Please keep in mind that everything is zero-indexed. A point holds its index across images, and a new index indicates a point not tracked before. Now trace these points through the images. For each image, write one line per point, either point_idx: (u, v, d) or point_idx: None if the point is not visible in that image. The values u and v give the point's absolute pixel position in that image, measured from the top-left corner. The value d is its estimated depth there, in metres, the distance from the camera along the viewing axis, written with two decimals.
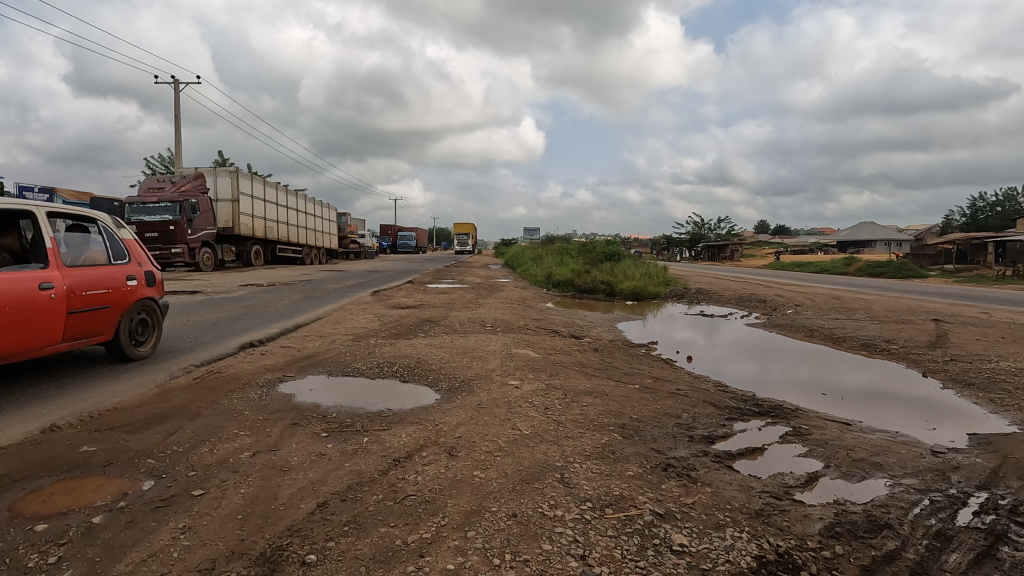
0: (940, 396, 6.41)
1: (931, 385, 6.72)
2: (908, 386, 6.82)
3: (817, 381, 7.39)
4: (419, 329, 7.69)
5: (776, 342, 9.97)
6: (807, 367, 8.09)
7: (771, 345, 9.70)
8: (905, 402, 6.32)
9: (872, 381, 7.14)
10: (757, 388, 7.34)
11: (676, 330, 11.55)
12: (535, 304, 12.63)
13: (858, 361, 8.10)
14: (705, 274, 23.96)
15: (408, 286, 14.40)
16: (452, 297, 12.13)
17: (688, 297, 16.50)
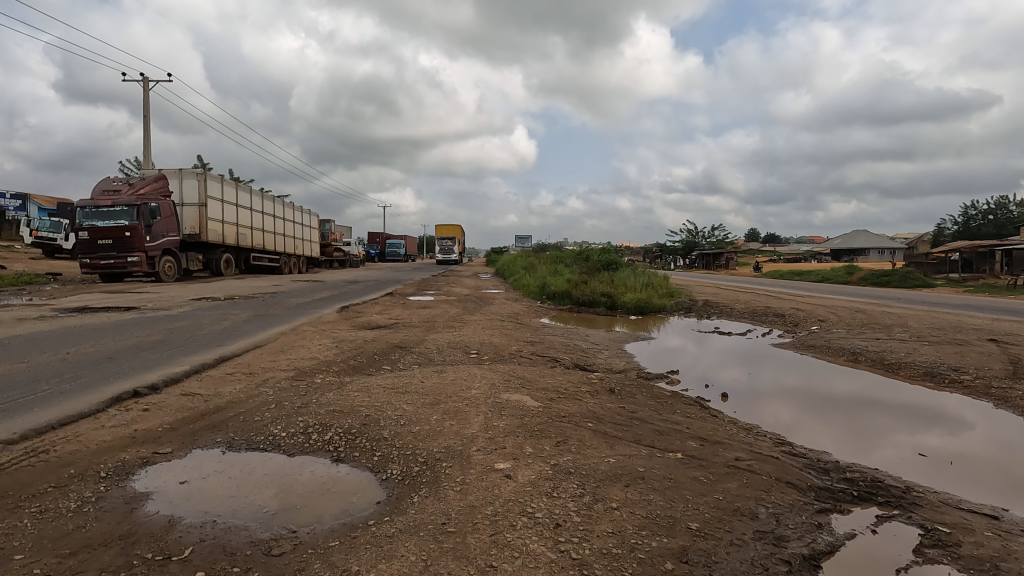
0: (933, 409, 6.35)
1: (918, 397, 6.65)
2: (897, 396, 6.77)
3: (805, 390, 7.27)
4: (385, 360, 6.12)
5: (765, 349, 9.81)
6: (798, 376, 7.90)
7: (761, 352, 9.52)
8: (892, 416, 6.26)
9: (861, 392, 7.02)
10: (747, 397, 7.16)
11: (666, 337, 11.17)
12: (529, 321, 11.07)
13: (846, 369, 8.01)
14: (707, 284, 22.65)
15: (386, 299, 12.81)
16: (434, 315, 10.54)
17: (697, 311, 14.96)
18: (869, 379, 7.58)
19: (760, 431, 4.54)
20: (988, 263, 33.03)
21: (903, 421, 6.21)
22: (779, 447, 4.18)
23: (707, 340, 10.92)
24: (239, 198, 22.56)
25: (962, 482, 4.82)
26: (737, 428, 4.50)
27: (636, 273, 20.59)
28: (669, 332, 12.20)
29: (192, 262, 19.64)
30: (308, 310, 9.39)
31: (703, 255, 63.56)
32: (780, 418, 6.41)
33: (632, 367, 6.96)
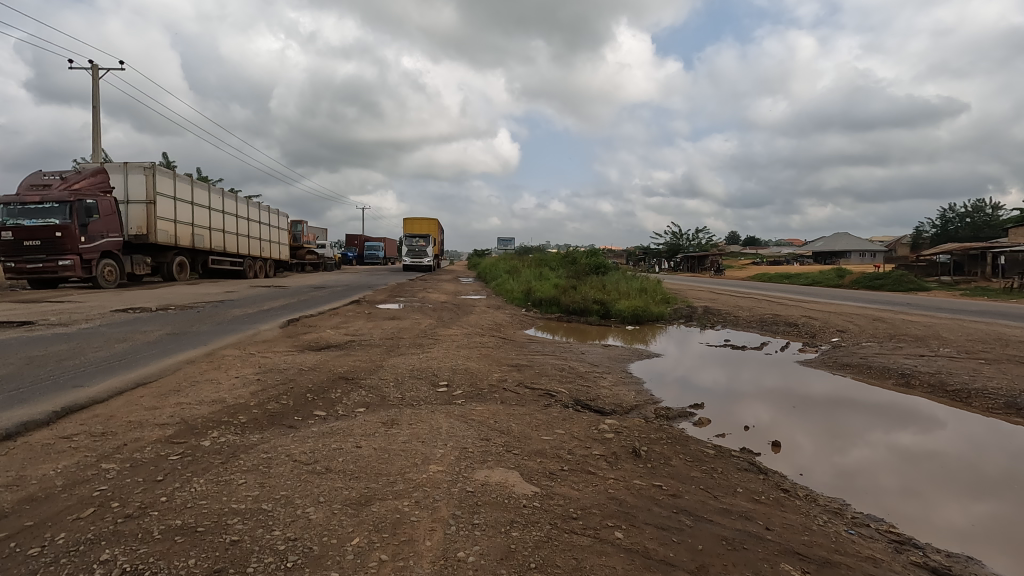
0: (907, 408, 6.30)
1: (893, 394, 6.68)
2: (872, 395, 6.77)
3: (783, 390, 7.28)
4: (319, 402, 4.49)
5: (744, 352, 9.82)
6: (776, 376, 7.85)
7: (740, 354, 9.54)
8: (868, 414, 6.28)
9: (837, 391, 7.04)
10: (727, 396, 7.13)
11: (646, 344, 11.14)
12: (513, 335, 9.53)
13: (823, 372, 7.94)
14: (703, 289, 21.17)
15: (350, 309, 11.14)
16: (401, 329, 8.95)
17: (698, 319, 13.54)
18: (844, 377, 7.62)
19: (861, 520, 3.07)
20: (980, 267, 32.48)
21: (880, 418, 6.21)
22: (906, 558, 2.69)
23: (687, 344, 10.91)
24: (196, 195, 20.63)
25: (936, 489, 4.74)
26: (829, 517, 2.99)
27: (628, 278, 19.01)
28: (672, 345, 10.76)
29: (138, 266, 17.71)
30: (245, 324, 7.73)
31: (688, 257, 62.76)
32: (756, 420, 6.29)
33: (645, 402, 5.44)
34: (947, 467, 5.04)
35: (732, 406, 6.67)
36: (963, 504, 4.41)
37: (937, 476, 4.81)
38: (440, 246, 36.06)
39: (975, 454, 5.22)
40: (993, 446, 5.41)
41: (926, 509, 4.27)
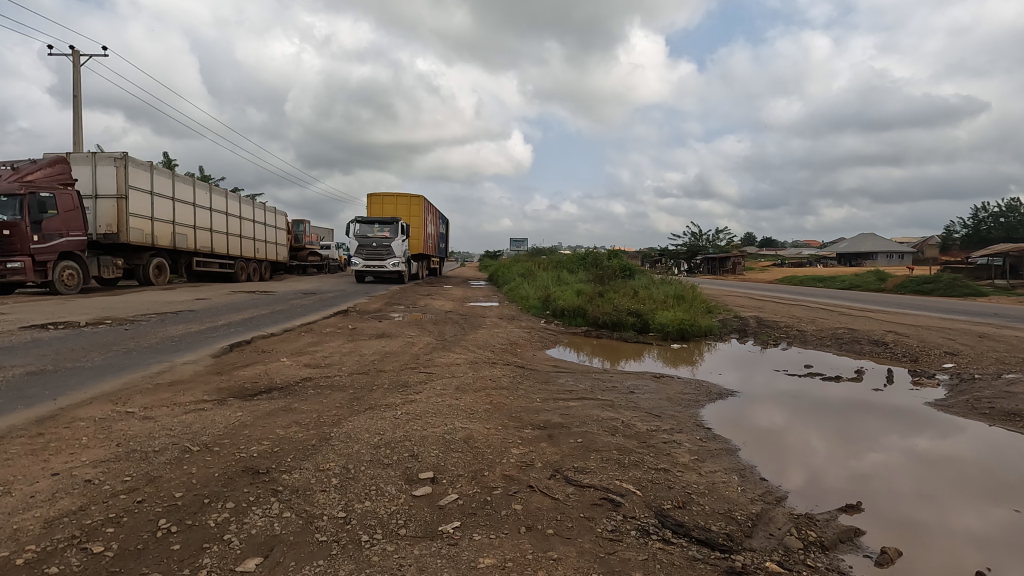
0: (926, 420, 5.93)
1: (911, 402, 6.40)
2: (891, 403, 6.50)
3: (797, 393, 7.11)
4: (175, 543, 2.31)
5: (770, 357, 9.54)
6: (793, 382, 7.67)
7: (763, 359, 9.34)
8: (881, 417, 6.03)
9: (853, 397, 6.80)
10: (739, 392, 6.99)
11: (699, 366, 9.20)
12: (533, 361, 7.26)
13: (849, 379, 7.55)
14: (742, 294, 18.85)
15: (331, 323, 9.02)
16: (386, 355, 6.75)
17: (754, 335, 11.19)
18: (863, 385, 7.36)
19: None
20: None
21: (893, 421, 5.94)
22: None
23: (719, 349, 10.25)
24: (178, 190, 18.62)
25: (950, 490, 4.35)
26: None
27: (661, 284, 16.59)
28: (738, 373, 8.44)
29: (107, 269, 15.78)
30: (165, 351, 5.58)
31: (708, 259, 60.09)
32: (766, 418, 6.00)
33: (772, 513, 3.18)
34: (963, 472, 4.65)
35: (742, 402, 6.39)
36: (977, 508, 4.01)
37: (951, 481, 4.42)
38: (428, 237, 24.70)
39: (991, 457, 4.89)
40: (1013, 451, 5.05)
41: (929, 505, 3.97)
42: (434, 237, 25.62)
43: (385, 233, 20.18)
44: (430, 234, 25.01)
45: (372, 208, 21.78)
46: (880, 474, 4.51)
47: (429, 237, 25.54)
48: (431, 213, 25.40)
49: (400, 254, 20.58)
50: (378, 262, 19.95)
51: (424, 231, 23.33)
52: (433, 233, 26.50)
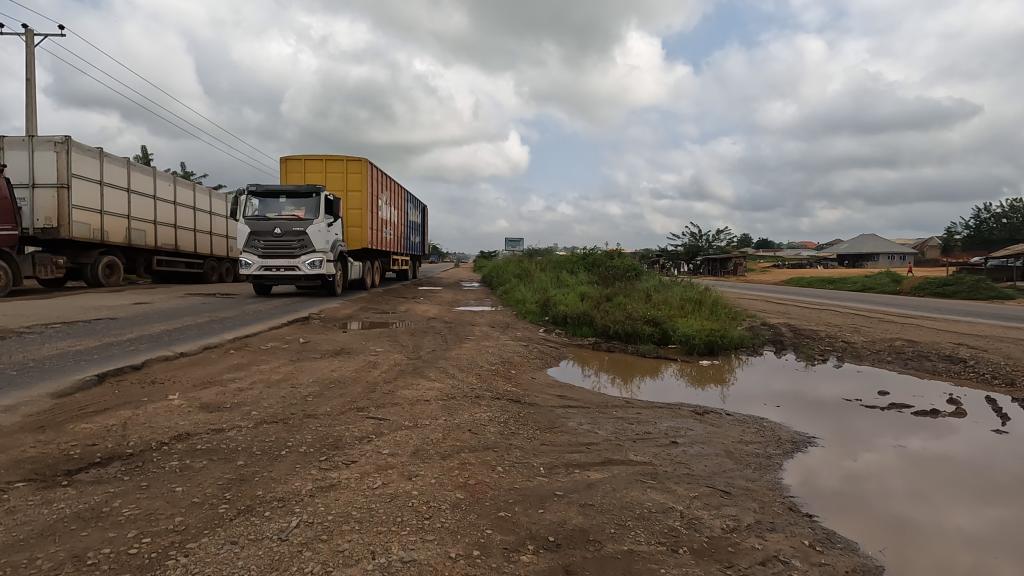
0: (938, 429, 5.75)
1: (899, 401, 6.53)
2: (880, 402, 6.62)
3: (790, 393, 7.16)
4: None
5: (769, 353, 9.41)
6: (786, 381, 7.66)
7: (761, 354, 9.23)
8: (872, 417, 6.11)
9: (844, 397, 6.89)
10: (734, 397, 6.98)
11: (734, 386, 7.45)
12: (532, 392, 5.43)
13: (838, 384, 7.52)
14: (760, 298, 17.12)
15: (280, 337, 7.22)
16: (331, 384, 4.92)
17: (794, 348, 9.41)
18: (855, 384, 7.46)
19: None
20: None
21: (882, 421, 6.02)
22: None
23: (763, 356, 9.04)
24: (135, 181, 16.73)
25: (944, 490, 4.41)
26: None
27: (674, 287, 14.73)
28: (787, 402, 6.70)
29: (45, 268, 13.89)
30: None
31: (710, 260, 58.42)
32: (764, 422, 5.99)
33: None
34: (955, 472, 4.74)
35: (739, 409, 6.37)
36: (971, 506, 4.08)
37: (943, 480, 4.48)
38: (384, 223, 17.28)
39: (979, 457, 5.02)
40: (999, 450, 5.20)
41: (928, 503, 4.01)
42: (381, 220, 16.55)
43: (300, 211, 12.62)
44: (387, 219, 17.56)
45: (286, 176, 14.45)
46: (877, 475, 4.52)
47: (387, 223, 17.88)
48: (390, 189, 17.96)
49: (325, 247, 13.04)
50: (283, 258, 12.26)
51: (372, 213, 15.96)
52: (394, 218, 18.71)
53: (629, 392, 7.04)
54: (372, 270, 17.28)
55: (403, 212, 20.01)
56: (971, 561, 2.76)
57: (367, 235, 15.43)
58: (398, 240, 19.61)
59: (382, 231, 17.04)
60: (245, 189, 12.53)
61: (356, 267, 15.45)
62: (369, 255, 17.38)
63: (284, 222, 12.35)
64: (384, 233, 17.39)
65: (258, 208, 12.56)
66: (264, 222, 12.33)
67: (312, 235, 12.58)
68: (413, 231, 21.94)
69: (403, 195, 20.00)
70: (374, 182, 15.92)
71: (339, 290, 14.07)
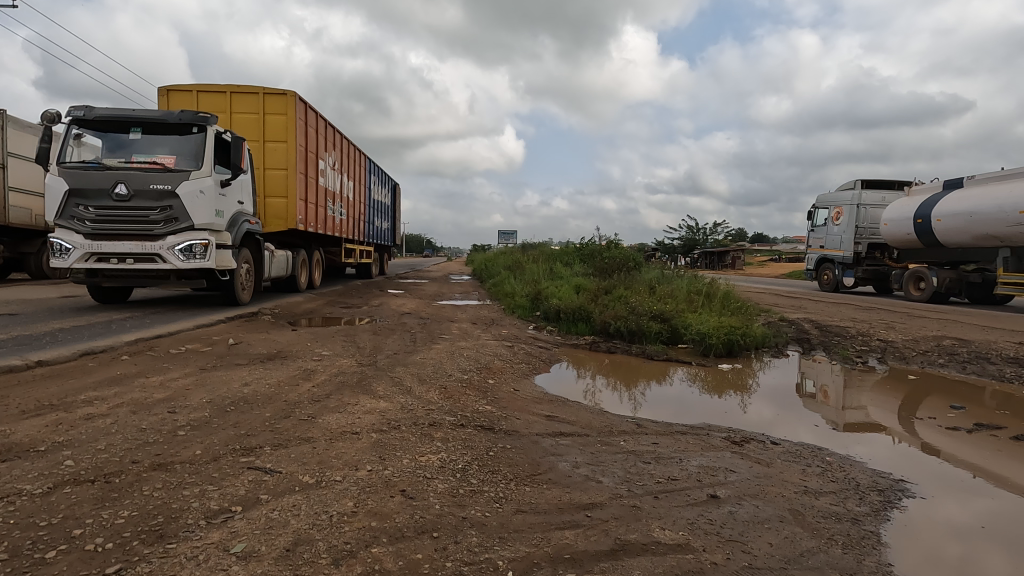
0: (886, 400, 5.50)
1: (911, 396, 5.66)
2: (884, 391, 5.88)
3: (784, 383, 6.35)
4: None
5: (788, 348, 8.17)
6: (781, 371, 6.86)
7: (779, 348, 8.04)
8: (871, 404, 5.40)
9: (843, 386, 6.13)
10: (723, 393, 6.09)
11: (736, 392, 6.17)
12: (511, 412, 4.09)
13: (821, 372, 6.82)
14: (771, 291, 15.82)
15: (205, 338, 5.84)
16: (230, 407, 3.53)
17: (824, 347, 8.07)
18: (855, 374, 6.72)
19: None
20: None
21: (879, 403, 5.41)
22: None
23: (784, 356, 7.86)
24: None
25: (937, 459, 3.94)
26: None
27: (676, 279, 13.42)
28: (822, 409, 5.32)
29: None
30: None
31: (707, 254, 57.20)
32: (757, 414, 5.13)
33: None
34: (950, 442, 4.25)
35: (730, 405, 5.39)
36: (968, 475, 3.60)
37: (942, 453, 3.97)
38: (329, 198, 12.42)
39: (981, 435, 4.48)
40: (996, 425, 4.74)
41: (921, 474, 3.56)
42: (320, 192, 11.66)
43: (168, 156, 7.48)
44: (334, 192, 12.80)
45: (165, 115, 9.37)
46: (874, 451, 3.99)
47: (334, 199, 13.10)
48: (339, 152, 13.25)
49: (218, 223, 7.94)
50: (133, 238, 7.16)
51: (309, 180, 11.12)
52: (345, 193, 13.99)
53: (635, 401, 5.63)
54: (310, 265, 12.27)
55: (360, 188, 15.50)
56: (960, 555, 2.45)
57: (299, 210, 10.54)
58: (354, 225, 15.01)
59: (326, 210, 12.27)
60: (71, 116, 7.34)
61: (279, 262, 10.53)
62: (308, 243, 12.54)
63: (135, 174, 7.17)
64: (330, 212, 12.54)
65: (96, 148, 7.41)
66: (98, 173, 7.13)
67: (186, 199, 7.38)
68: (377, 214, 18.04)
69: (360, 167, 15.48)
70: (312, 134, 11.17)
71: (244, 297, 8.79)
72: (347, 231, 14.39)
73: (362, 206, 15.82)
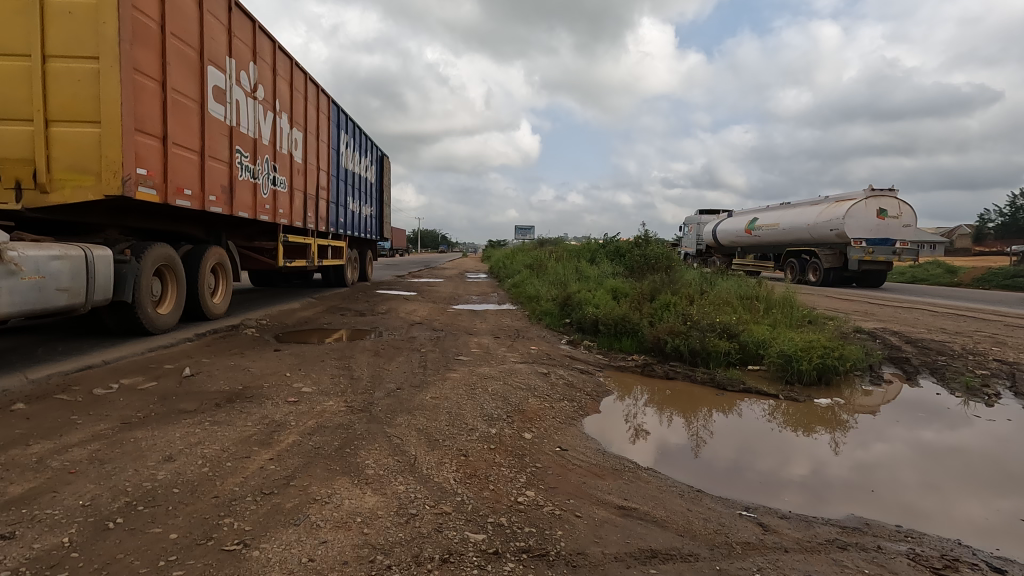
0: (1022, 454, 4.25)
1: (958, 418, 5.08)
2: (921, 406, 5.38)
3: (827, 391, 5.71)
4: None
5: (884, 371, 6.63)
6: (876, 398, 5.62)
7: (871, 369, 6.53)
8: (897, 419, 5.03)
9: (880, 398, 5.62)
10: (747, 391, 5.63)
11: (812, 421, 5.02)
12: (565, 507, 2.72)
13: (934, 408, 5.37)
14: (826, 294, 14.13)
15: (155, 366, 4.51)
16: (114, 519, 2.16)
17: (933, 371, 6.48)
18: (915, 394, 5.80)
19: None
20: None
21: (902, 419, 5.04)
22: None
23: (888, 378, 6.38)
24: None
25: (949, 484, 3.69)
26: None
27: (723, 281, 11.83)
28: (959, 465, 3.97)
29: None
30: None
31: None
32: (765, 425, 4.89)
33: None
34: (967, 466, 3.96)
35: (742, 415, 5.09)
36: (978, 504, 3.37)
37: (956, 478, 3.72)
38: (233, 138, 7.37)
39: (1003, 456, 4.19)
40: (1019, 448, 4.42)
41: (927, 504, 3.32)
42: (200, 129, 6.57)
43: None
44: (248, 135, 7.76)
45: None
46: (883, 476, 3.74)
47: (251, 148, 8.11)
48: (261, 70, 8.18)
49: None
50: None
51: (176, 96, 6.09)
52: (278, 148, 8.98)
53: (699, 440, 4.34)
54: (174, 271, 6.42)
55: (313, 142, 10.51)
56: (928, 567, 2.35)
57: (142, 148, 5.52)
58: (303, 199, 10.18)
59: (224, 161, 7.24)
60: None
61: (36, 283, 4.45)
62: (181, 226, 7.08)
63: None
64: (236, 166, 7.55)
65: None
66: None
67: None
68: (351, 193, 13.30)
69: (313, 108, 10.44)
70: (179, 7, 6.01)
71: None
72: (287, 206, 9.48)
73: (317, 170, 10.87)
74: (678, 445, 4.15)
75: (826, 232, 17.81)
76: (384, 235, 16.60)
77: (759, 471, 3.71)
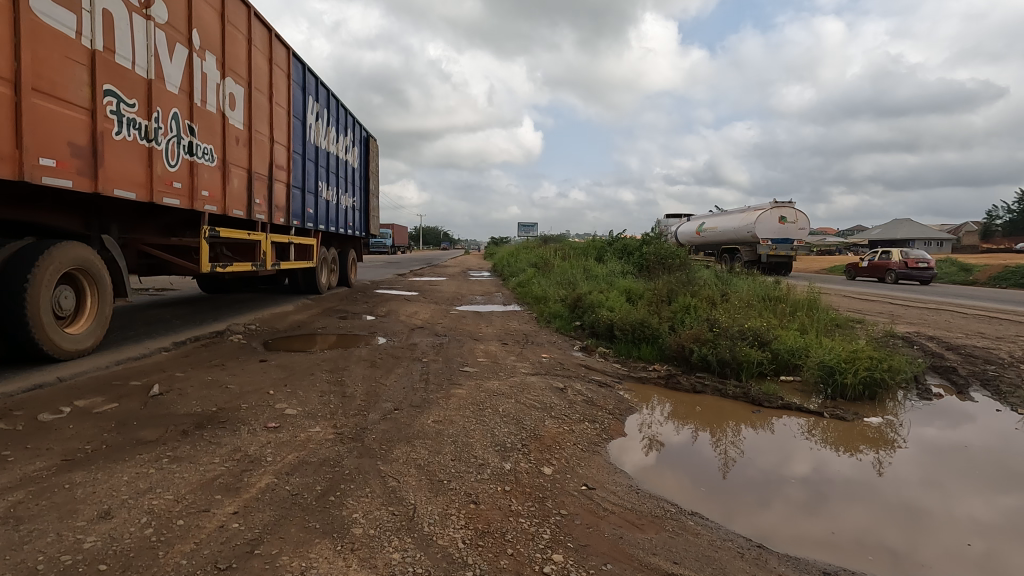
0: None
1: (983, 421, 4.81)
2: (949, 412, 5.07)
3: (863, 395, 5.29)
4: None
5: (930, 382, 6.04)
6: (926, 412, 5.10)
7: (917, 379, 5.94)
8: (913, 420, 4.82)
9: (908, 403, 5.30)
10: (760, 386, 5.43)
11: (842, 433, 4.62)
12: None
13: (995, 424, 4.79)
14: (848, 294, 13.50)
15: (120, 383, 3.97)
16: None
17: (984, 384, 5.88)
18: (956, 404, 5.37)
19: None
20: None
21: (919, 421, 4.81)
22: None
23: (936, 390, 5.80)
24: None
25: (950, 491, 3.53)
26: None
27: (740, 281, 11.20)
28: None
29: None
30: None
31: None
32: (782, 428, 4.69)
33: None
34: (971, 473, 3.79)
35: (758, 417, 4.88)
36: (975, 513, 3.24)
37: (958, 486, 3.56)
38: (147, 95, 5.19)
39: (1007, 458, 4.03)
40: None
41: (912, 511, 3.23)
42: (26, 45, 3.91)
43: None
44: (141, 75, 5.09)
45: None
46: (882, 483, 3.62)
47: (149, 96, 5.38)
48: None
49: None
50: None
51: (47, 25, 4.11)
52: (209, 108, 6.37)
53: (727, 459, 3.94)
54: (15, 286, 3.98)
55: (262, 103, 7.78)
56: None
57: None
58: (249, 181, 7.50)
59: (140, 132, 5.19)
60: None
61: None
62: (51, 215, 4.63)
63: None
64: (117, 124, 4.86)
65: None
66: None
67: None
68: (330, 179, 10.95)
69: (245, 45, 7.24)
70: None
71: None
72: (241, 199, 7.30)
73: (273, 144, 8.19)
74: (701, 463, 3.78)
75: (746, 233, 19.80)
76: (371, 230, 14.52)
77: (760, 467, 3.74)
